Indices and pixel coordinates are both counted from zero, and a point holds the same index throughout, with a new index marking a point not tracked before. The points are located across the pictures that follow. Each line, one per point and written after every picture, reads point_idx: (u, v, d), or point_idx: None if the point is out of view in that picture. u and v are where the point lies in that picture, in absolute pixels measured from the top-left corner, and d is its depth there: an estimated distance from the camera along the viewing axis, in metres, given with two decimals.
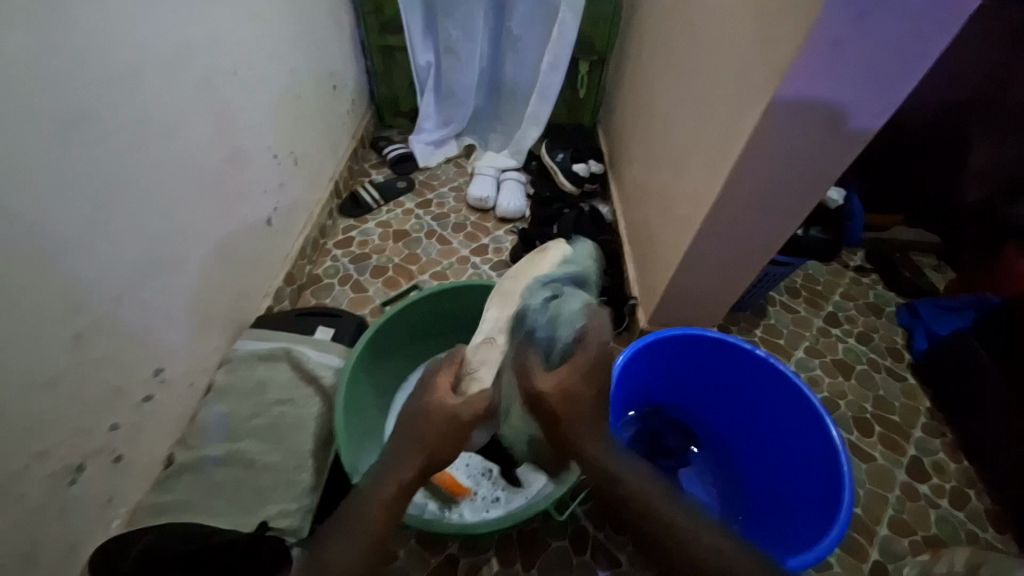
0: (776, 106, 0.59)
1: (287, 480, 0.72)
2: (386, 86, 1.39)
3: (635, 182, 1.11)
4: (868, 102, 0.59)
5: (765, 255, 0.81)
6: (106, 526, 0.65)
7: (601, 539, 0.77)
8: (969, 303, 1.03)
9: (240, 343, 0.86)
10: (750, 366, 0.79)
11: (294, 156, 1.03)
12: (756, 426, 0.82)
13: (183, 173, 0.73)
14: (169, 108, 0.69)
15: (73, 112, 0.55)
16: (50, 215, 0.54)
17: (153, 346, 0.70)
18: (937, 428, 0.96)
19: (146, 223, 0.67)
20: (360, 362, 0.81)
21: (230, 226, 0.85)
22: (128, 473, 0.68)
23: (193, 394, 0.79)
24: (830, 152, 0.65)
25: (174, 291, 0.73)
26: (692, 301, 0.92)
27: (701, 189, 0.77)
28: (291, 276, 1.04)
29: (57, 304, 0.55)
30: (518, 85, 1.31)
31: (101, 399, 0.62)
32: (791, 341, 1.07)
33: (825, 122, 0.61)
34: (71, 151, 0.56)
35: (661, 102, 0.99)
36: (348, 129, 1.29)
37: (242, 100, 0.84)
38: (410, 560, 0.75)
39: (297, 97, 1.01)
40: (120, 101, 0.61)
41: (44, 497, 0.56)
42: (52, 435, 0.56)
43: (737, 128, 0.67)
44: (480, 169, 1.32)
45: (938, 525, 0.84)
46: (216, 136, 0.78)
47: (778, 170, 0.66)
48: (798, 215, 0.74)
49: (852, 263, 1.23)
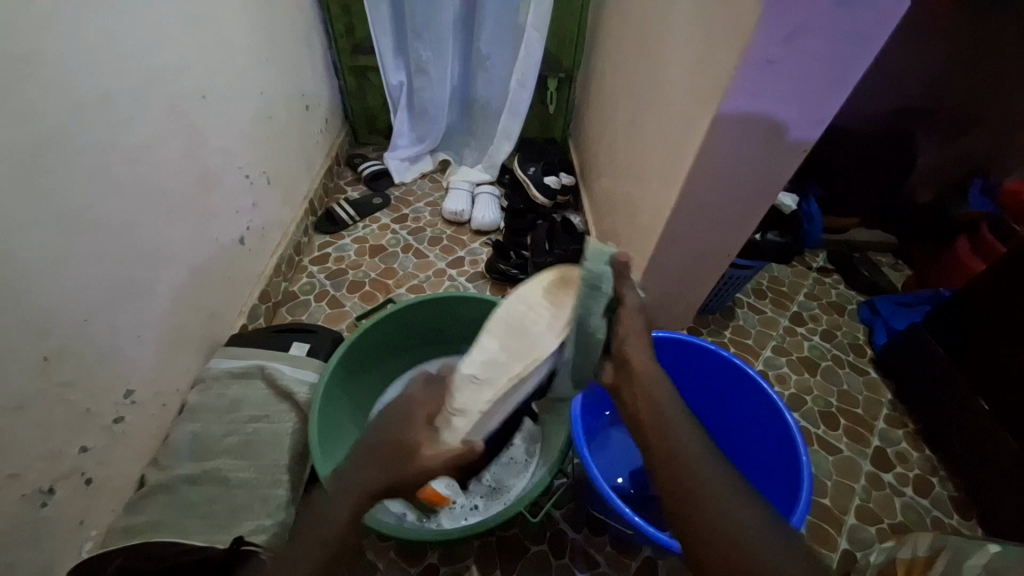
0: (720, 120, 0.63)
1: (264, 495, 0.72)
2: (359, 105, 1.42)
3: (604, 192, 1.15)
4: (803, 115, 0.64)
5: (725, 258, 0.85)
6: (77, 551, 0.64)
7: (578, 541, 0.78)
8: (924, 299, 1.09)
9: (214, 361, 0.86)
10: (715, 366, 0.82)
11: (267, 175, 1.04)
12: (725, 425, 0.85)
13: (153, 195, 0.74)
14: (138, 132, 0.70)
15: (41, 137, 0.57)
16: (19, 237, 0.55)
17: (124, 366, 0.70)
18: (899, 419, 1.01)
19: (115, 247, 0.67)
20: (335, 376, 0.81)
21: (203, 246, 0.85)
22: (100, 495, 0.67)
23: (166, 414, 0.79)
24: (774, 162, 0.69)
25: (145, 312, 0.73)
26: (660, 305, 0.95)
27: (660, 197, 0.81)
28: (267, 293, 1.05)
29: (25, 327, 0.56)
30: (490, 101, 1.35)
31: (73, 421, 0.62)
32: (758, 340, 1.11)
33: (767, 134, 0.66)
34: (39, 176, 0.57)
35: (622, 115, 1.03)
36: (322, 148, 1.31)
37: (213, 123, 0.85)
38: (390, 571, 0.75)
39: (269, 118, 1.03)
40: (89, 127, 0.62)
41: (14, 521, 0.56)
42: (22, 458, 0.56)
43: (688, 140, 0.71)
44: (455, 184, 1.35)
45: (904, 512, 0.88)
46: (186, 159, 0.80)
47: (727, 179, 0.71)
48: (751, 219, 0.78)
49: (815, 264, 1.28)
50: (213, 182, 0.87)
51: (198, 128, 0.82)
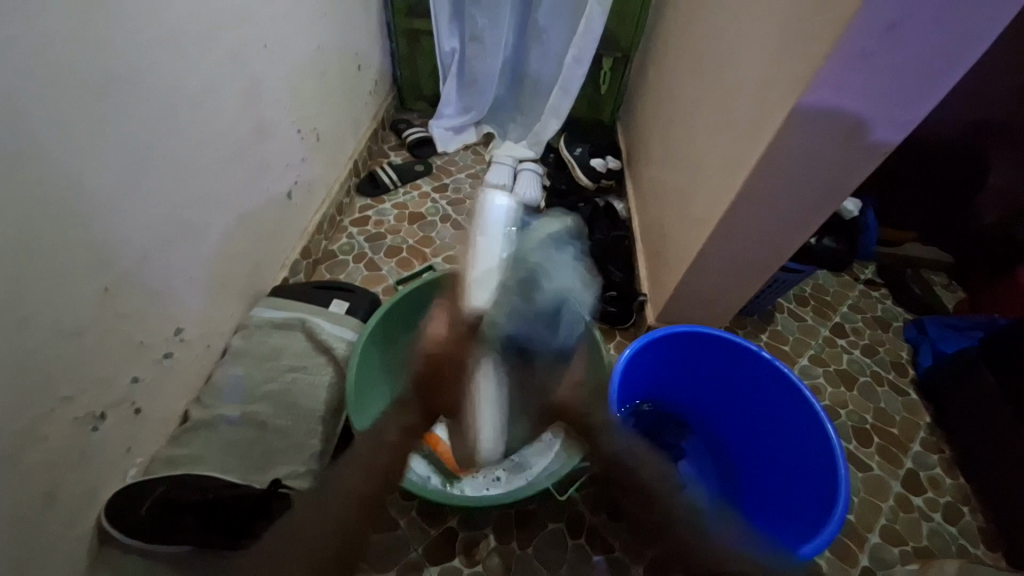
0: (799, 112, 0.60)
1: (298, 443, 0.75)
2: (409, 70, 1.40)
3: (653, 180, 1.11)
4: (892, 113, 0.59)
5: (778, 259, 0.81)
6: (123, 475, 0.68)
7: (596, 525, 0.79)
8: (979, 324, 1.02)
9: (256, 310, 0.88)
10: (756, 368, 0.80)
11: (316, 132, 1.04)
12: (756, 427, 0.84)
13: (211, 140, 0.74)
14: (201, 77, 0.70)
15: (111, 71, 0.57)
16: (88, 170, 0.56)
17: (173, 306, 0.72)
18: (935, 444, 0.97)
19: (173, 189, 0.68)
20: (372, 335, 0.82)
21: (253, 197, 0.87)
22: (146, 425, 0.70)
23: (209, 355, 0.81)
24: (850, 162, 0.65)
25: (196, 255, 0.75)
26: (701, 301, 0.93)
27: (719, 190, 0.78)
28: (308, 250, 1.06)
29: (87, 257, 0.57)
30: (541, 76, 1.32)
31: (125, 352, 0.65)
32: (796, 348, 1.08)
33: (848, 131, 0.62)
34: (108, 109, 0.57)
35: (683, 102, 0.99)
36: (370, 110, 1.30)
37: (270, 73, 0.85)
38: (410, 529, 0.77)
39: (323, 75, 1.02)
40: (156, 67, 0.62)
41: (67, 441, 0.58)
42: (78, 382, 0.58)
43: (760, 131, 0.67)
44: (498, 159, 1.33)
45: (929, 537, 0.85)
46: (244, 107, 0.80)
47: (796, 175, 0.67)
48: (813, 222, 0.74)
49: (863, 276, 1.22)
50: (266, 133, 0.87)
51: (256, 78, 0.82)
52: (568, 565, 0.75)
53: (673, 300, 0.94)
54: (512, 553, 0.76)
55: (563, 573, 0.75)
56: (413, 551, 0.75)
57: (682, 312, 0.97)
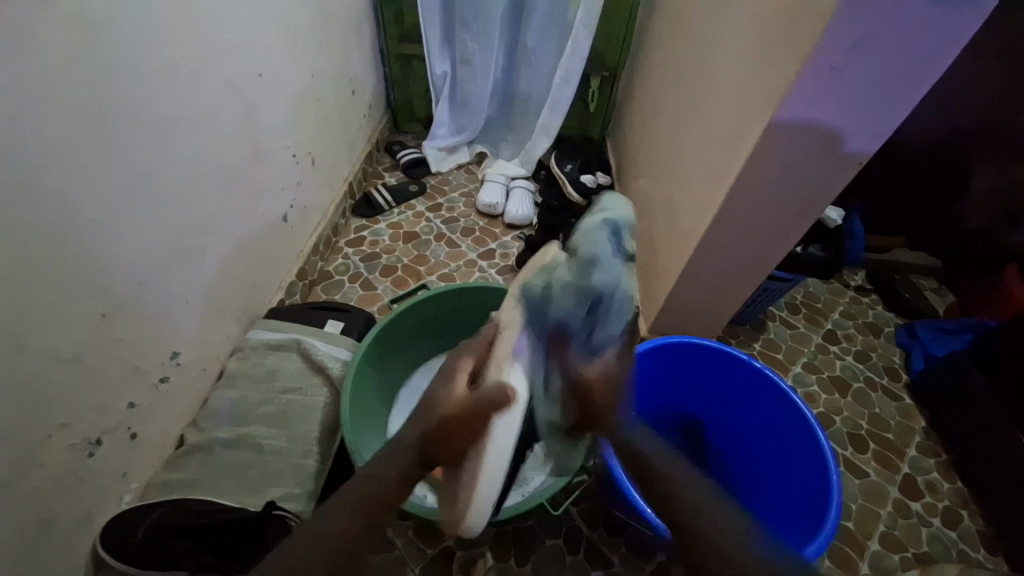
0: (775, 126, 0.63)
1: (293, 464, 0.75)
2: (402, 94, 1.44)
3: (642, 194, 1.14)
4: (864, 125, 0.62)
5: (765, 268, 0.83)
6: (119, 500, 0.68)
7: (594, 539, 0.79)
8: (967, 326, 1.04)
9: (253, 332, 0.89)
10: (748, 378, 0.81)
11: (312, 156, 1.07)
12: (752, 437, 0.84)
13: (207, 167, 0.76)
14: (195, 108, 0.72)
15: (107, 104, 0.59)
16: (86, 199, 0.58)
17: (169, 330, 0.73)
18: (932, 448, 0.97)
19: (167, 217, 0.70)
20: (367, 355, 0.83)
21: (250, 221, 0.88)
22: (142, 449, 0.71)
23: (205, 378, 0.82)
24: (827, 172, 0.67)
25: (192, 280, 0.76)
26: (692, 312, 0.94)
27: (703, 203, 0.80)
28: (304, 271, 1.07)
29: (86, 284, 0.59)
30: (531, 96, 1.35)
31: (122, 376, 0.65)
32: (789, 356, 1.09)
33: (823, 143, 0.64)
34: (104, 139, 0.59)
35: (667, 118, 1.02)
36: (364, 133, 1.33)
37: (265, 100, 0.88)
38: (407, 549, 0.77)
39: (317, 100, 1.05)
40: (149, 100, 0.65)
41: (63, 466, 0.59)
42: (76, 407, 0.59)
43: (739, 146, 0.70)
44: (491, 177, 1.36)
45: (929, 543, 0.85)
46: (238, 134, 0.82)
47: (776, 186, 0.69)
48: (796, 231, 0.76)
49: (853, 283, 1.24)
50: (262, 159, 0.90)
51: (252, 106, 0.85)
52: None
53: (665, 312, 0.95)
54: (510, 570, 0.76)
55: None
56: (411, 571, 0.75)
57: (674, 322, 0.98)
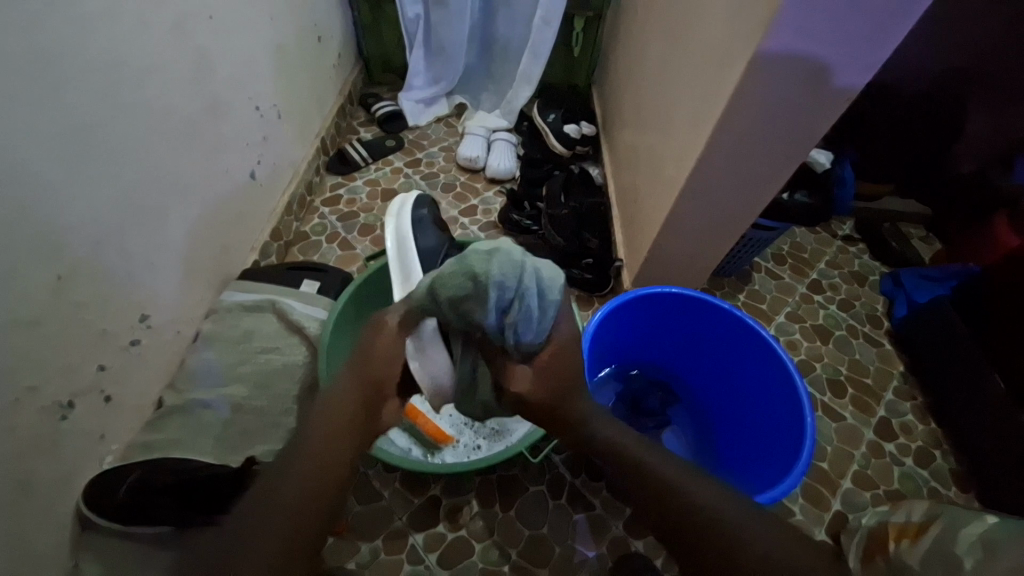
0: (759, 59, 0.59)
1: (274, 423, 0.75)
2: (375, 42, 1.35)
3: (626, 144, 1.09)
4: (854, 57, 0.58)
5: (750, 215, 0.81)
6: (99, 462, 0.68)
7: (576, 485, 0.81)
8: (952, 274, 1.03)
9: (226, 294, 0.87)
10: (727, 326, 0.80)
11: (278, 110, 1.01)
12: (730, 385, 0.85)
13: (161, 120, 0.72)
14: (141, 53, 0.66)
15: (39, 48, 0.54)
16: (25, 157, 0.54)
17: (136, 292, 0.70)
18: (908, 391, 0.99)
19: (121, 174, 0.66)
20: (344, 314, 0.82)
21: (215, 180, 0.84)
22: (119, 412, 0.70)
23: (181, 341, 0.80)
24: (814, 112, 0.64)
25: (156, 240, 0.73)
26: (674, 264, 0.93)
27: (686, 148, 0.76)
28: (278, 232, 1.04)
29: (38, 247, 0.56)
30: (511, 41, 1.28)
31: (88, 341, 0.64)
32: (773, 306, 1.09)
33: (810, 78, 0.61)
34: (40, 89, 0.55)
35: (653, 59, 0.96)
36: (335, 85, 1.26)
37: (220, 46, 0.81)
38: (394, 499, 0.78)
39: (279, 47, 0.98)
40: (89, 44, 0.59)
41: (35, 430, 0.58)
42: (41, 371, 0.58)
43: (724, 82, 0.66)
44: (471, 130, 1.30)
45: (901, 481, 0.88)
46: (192, 84, 0.76)
47: (761, 127, 0.66)
48: (783, 174, 0.73)
49: (840, 232, 1.22)
50: (222, 111, 0.84)
51: (206, 53, 0.78)
52: (549, 526, 0.77)
53: (648, 264, 0.94)
54: (494, 516, 0.78)
55: (545, 531, 0.77)
56: (398, 519, 0.77)
57: (658, 275, 0.97)
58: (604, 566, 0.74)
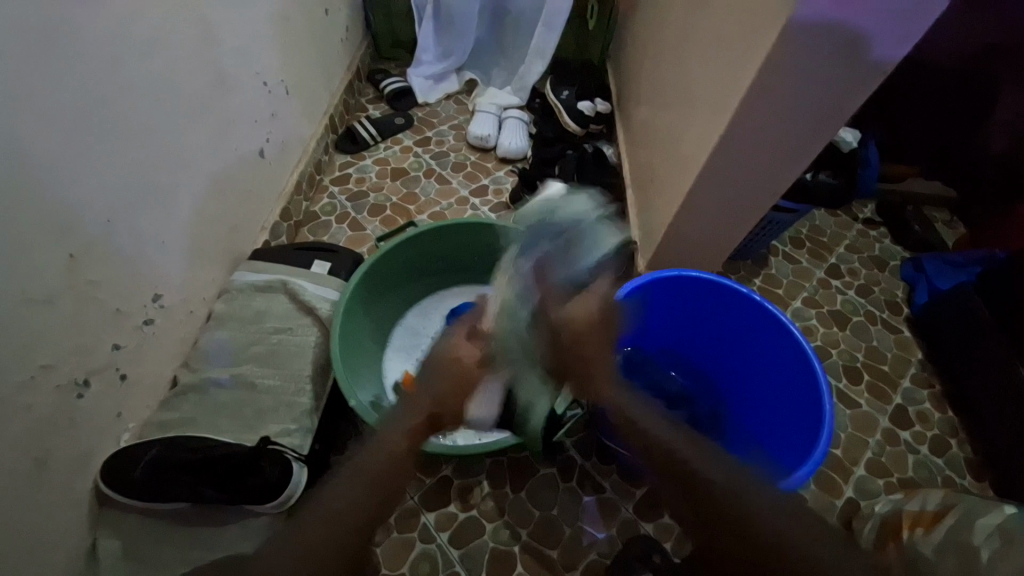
0: (791, 29, 0.56)
1: (287, 402, 0.76)
2: (382, 14, 1.30)
3: (642, 122, 1.06)
4: (893, 26, 0.55)
5: (772, 197, 0.78)
6: (116, 439, 0.69)
7: (587, 468, 0.81)
8: (975, 259, 1.01)
9: (238, 274, 0.87)
10: (745, 311, 0.79)
11: (286, 85, 0.98)
12: (747, 371, 0.84)
13: (167, 92, 0.70)
14: (145, 24, 0.64)
15: (41, 16, 0.52)
16: (30, 132, 0.52)
17: (147, 272, 0.70)
18: (926, 379, 0.97)
19: (130, 152, 0.65)
20: (355, 295, 0.82)
21: (223, 156, 0.83)
22: (134, 391, 0.71)
23: (193, 321, 0.81)
24: (846, 85, 0.61)
25: (167, 219, 0.72)
26: (690, 248, 0.91)
27: (708, 125, 0.73)
28: (288, 211, 1.03)
29: (47, 224, 0.55)
30: (524, 13, 1.23)
31: (101, 320, 0.64)
32: (789, 291, 1.06)
33: (845, 48, 0.57)
34: (46, 64, 0.53)
35: (673, 31, 0.92)
36: (343, 59, 1.23)
37: (225, 18, 0.79)
38: (406, 480, 0.79)
39: (286, 19, 0.95)
40: (92, 15, 0.57)
41: (52, 408, 0.59)
42: (55, 351, 0.58)
43: (751, 55, 0.63)
44: (482, 107, 1.27)
45: (915, 469, 0.87)
46: (199, 58, 0.74)
47: (788, 104, 0.63)
48: (808, 155, 0.71)
49: (861, 215, 1.19)
50: (229, 85, 0.82)
51: (211, 23, 0.76)
52: (560, 507, 0.78)
53: (664, 247, 0.91)
54: (505, 496, 0.79)
55: (555, 513, 0.77)
56: (410, 499, 0.78)
57: (673, 259, 0.95)
58: (614, 547, 0.75)
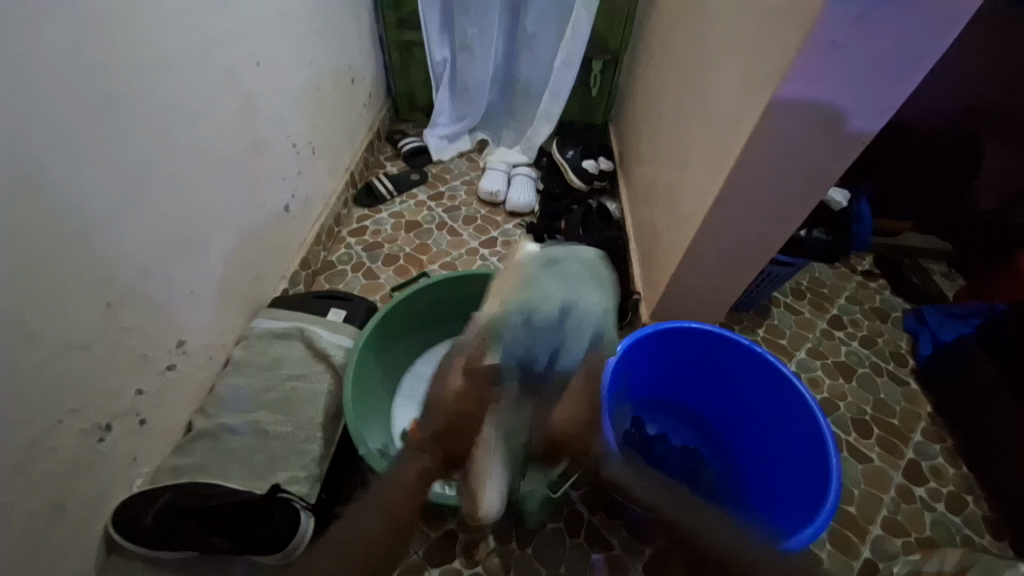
0: (774, 107, 0.62)
1: (297, 449, 0.77)
2: (403, 82, 1.42)
3: (644, 180, 1.12)
4: (867, 104, 0.60)
5: (768, 252, 0.82)
6: (129, 484, 0.70)
7: (595, 523, 0.80)
8: (976, 311, 1.01)
9: (257, 321, 0.90)
10: (749, 364, 0.80)
11: (313, 146, 1.07)
12: (752, 425, 0.84)
13: (208, 155, 0.77)
14: (195, 97, 0.72)
15: (106, 95, 0.59)
16: (86, 193, 0.58)
17: (175, 318, 0.74)
18: (937, 433, 0.96)
19: (170, 208, 0.71)
20: (368, 342, 0.84)
21: (252, 211, 0.89)
22: (151, 436, 0.73)
23: (211, 366, 0.83)
24: (828, 153, 0.66)
25: (197, 269, 0.77)
26: (693, 299, 0.94)
27: (704, 187, 0.79)
28: (306, 261, 1.08)
29: (91, 274, 0.60)
30: (532, 82, 1.34)
31: (129, 365, 0.67)
32: (793, 341, 1.08)
33: (825, 122, 0.63)
34: (107, 132, 0.60)
35: (670, 100, 1.00)
36: (365, 122, 1.33)
37: (263, 89, 0.87)
38: (411, 531, 0.78)
39: (317, 89, 1.05)
40: (150, 90, 0.65)
41: (74, 451, 0.60)
42: (84, 395, 0.61)
43: (740, 127, 0.69)
44: (492, 165, 1.35)
45: (933, 527, 0.85)
46: (238, 125, 0.82)
47: (776, 169, 0.68)
48: (799, 214, 0.75)
49: (861, 267, 1.22)
50: (263, 148, 0.90)
51: (250, 95, 0.84)
52: (567, 564, 0.76)
53: (667, 298, 0.94)
54: (512, 553, 0.77)
55: (563, 571, 0.75)
56: (415, 553, 0.76)
57: (678, 310, 0.97)
58: None
